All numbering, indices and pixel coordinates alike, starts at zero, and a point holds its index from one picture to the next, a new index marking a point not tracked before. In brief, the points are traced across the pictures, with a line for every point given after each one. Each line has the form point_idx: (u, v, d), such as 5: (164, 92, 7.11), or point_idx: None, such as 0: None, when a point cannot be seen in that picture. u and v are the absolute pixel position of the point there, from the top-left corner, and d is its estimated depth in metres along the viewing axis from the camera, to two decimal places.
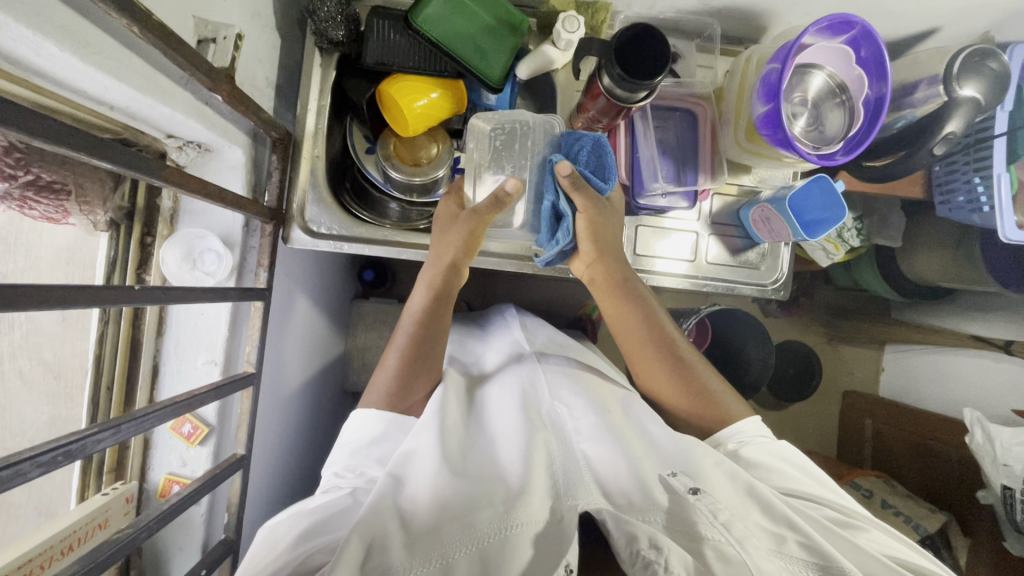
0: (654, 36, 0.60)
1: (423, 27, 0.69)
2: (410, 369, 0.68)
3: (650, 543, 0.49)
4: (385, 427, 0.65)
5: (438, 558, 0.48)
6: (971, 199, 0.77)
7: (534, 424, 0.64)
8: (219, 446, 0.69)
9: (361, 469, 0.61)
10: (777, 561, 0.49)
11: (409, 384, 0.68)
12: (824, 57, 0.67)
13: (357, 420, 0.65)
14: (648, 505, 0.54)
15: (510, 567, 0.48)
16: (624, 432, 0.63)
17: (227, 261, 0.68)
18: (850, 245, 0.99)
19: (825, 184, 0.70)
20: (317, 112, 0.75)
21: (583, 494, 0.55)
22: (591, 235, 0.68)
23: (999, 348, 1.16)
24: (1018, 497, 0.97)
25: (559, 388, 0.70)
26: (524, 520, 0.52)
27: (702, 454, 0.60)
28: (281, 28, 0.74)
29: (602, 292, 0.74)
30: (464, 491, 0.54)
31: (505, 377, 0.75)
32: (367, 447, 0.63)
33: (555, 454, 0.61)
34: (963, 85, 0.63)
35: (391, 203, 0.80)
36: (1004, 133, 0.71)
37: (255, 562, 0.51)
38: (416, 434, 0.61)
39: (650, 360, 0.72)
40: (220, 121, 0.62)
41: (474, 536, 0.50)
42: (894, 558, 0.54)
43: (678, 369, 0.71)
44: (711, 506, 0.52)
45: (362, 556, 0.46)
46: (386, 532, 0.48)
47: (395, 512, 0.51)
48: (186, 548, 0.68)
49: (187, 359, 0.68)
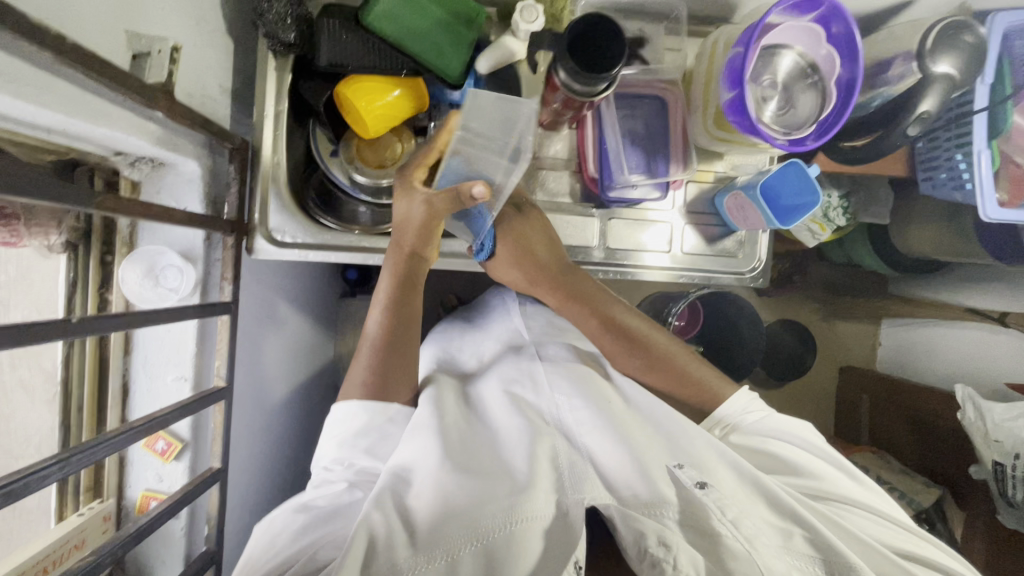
0: (607, 24, 0.57)
1: (377, 27, 0.67)
2: (385, 358, 0.66)
3: (658, 540, 0.50)
4: (370, 416, 0.62)
5: (444, 555, 0.48)
6: (953, 175, 0.75)
7: (539, 425, 0.62)
8: (195, 460, 0.69)
9: (351, 460, 0.61)
10: (786, 557, 0.52)
11: (388, 371, 0.66)
12: (791, 36, 0.64)
13: (342, 412, 0.63)
14: (655, 500, 0.55)
15: (518, 562, 0.49)
16: (626, 424, 0.63)
17: (191, 276, 0.67)
18: (835, 224, 1.04)
19: (800, 169, 0.69)
20: (275, 118, 0.73)
21: (589, 489, 0.55)
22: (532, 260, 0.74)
23: (994, 319, 1.25)
24: (1009, 472, 0.99)
25: (560, 379, 0.70)
26: (529, 516, 0.52)
27: (703, 446, 0.61)
28: (229, 31, 0.71)
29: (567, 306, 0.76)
30: (469, 488, 0.54)
31: (500, 368, 0.74)
32: (353, 438, 0.62)
33: (559, 449, 0.61)
34: (937, 61, 0.60)
35: (360, 207, 0.78)
36: (983, 109, 0.67)
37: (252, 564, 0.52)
38: (408, 442, 0.59)
39: (616, 351, 0.74)
40: (167, 136, 0.60)
41: (479, 531, 0.50)
42: (898, 551, 0.58)
43: (655, 363, 0.72)
44: (719, 502, 0.54)
45: (365, 555, 0.47)
46: (391, 531, 0.49)
47: (398, 511, 0.52)
48: (168, 561, 0.69)
49: (157, 377, 0.67)
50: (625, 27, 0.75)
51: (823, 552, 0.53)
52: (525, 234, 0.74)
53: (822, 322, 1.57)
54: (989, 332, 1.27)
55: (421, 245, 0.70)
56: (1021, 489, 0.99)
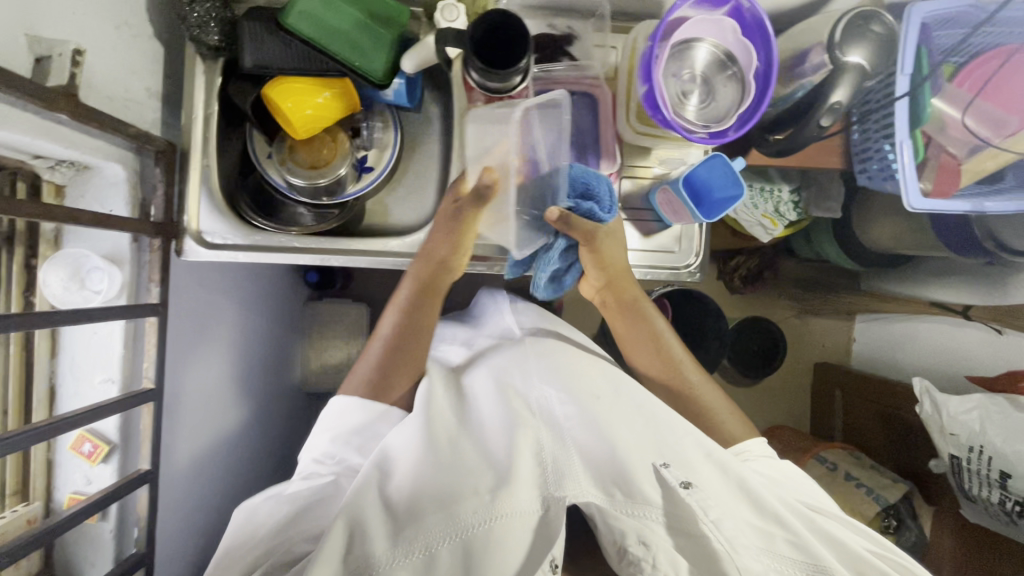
0: (509, 20, 0.57)
1: (296, 28, 0.67)
2: (389, 360, 0.75)
3: (637, 540, 0.58)
4: (367, 415, 0.72)
5: (425, 548, 0.56)
6: (882, 167, 0.75)
7: (521, 416, 0.69)
8: (124, 461, 0.69)
9: (340, 455, 0.70)
10: (766, 558, 0.58)
11: (390, 372, 0.74)
12: (705, 29, 0.64)
13: (341, 405, 0.71)
14: (638, 501, 0.60)
15: (495, 553, 0.55)
16: (609, 420, 0.67)
17: (116, 278, 0.67)
18: (787, 219, 1.04)
19: (719, 163, 0.69)
20: (205, 120, 0.73)
21: (572, 487, 0.60)
22: (597, 263, 0.75)
23: (959, 313, 1.22)
24: (964, 464, 0.99)
25: (545, 373, 0.75)
26: (513, 510, 0.58)
27: (686, 443, 0.65)
28: (158, 36, 0.71)
29: (611, 311, 0.82)
30: (454, 484, 0.61)
31: (492, 361, 0.80)
32: (348, 435, 0.70)
33: (543, 442, 0.66)
34: (847, 53, 0.60)
35: (300, 208, 0.79)
36: (905, 95, 0.66)
37: (245, 543, 0.63)
38: (393, 442, 0.66)
39: (647, 364, 0.81)
40: (86, 140, 0.61)
41: (459, 526, 0.57)
42: (874, 549, 0.62)
43: (679, 389, 0.78)
44: (701, 502, 0.59)
45: (346, 541, 0.56)
46: (373, 525, 0.57)
47: (380, 505, 0.60)
48: (98, 563, 0.69)
49: (84, 379, 0.68)
50: (553, 25, 0.75)
51: (802, 554, 0.58)
52: (604, 254, 0.74)
53: (796, 318, 1.60)
54: (955, 325, 1.25)
55: (451, 258, 0.75)
56: (977, 481, 0.98)
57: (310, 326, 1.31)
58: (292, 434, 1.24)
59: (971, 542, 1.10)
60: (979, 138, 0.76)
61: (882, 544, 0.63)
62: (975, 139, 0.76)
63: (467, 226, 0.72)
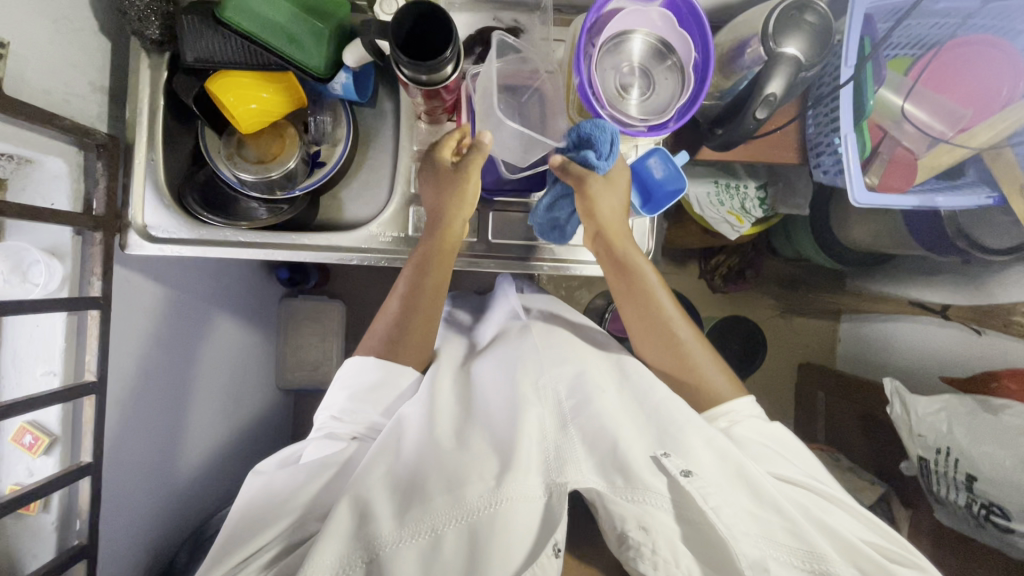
0: (432, 11, 0.56)
1: (233, 21, 0.66)
2: (403, 319, 0.74)
3: (637, 526, 0.59)
4: (383, 374, 0.72)
5: (429, 532, 0.57)
6: (834, 162, 0.74)
7: (526, 398, 0.68)
8: (67, 453, 0.69)
9: (360, 415, 0.71)
10: (765, 545, 0.58)
11: (402, 332, 0.74)
12: (638, 20, 0.63)
13: (356, 364, 0.72)
14: (642, 487, 0.60)
15: (495, 539, 0.56)
16: (612, 410, 0.67)
17: (57, 272, 0.67)
18: (754, 216, 1.02)
19: (661, 157, 0.70)
20: (151, 115, 0.74)
21: (573, 474, 0.60)
22: (587, 212, 0.69)
23: (938, 314, 1.17)
24: (932, 467, 0.97)
25: (553, 362, 0.74)
26: (514, 496, 0.58)
27: (691, 433, 0.63)
28: (104, 31, 0.72)
29: (606, 263, 0.74)
30: (456, 466, 0.61)
31: (499, 351, 0.78)
32: (365, 393, 0.71)
33: (548, 427, 0.66)
34: (782, 43, 0.58)
35: (253, 203, 0.79)
36: (849, 83, 0.65)
37: (268, 505, 0.62)
38: (397, 430, 0.66)
39: (639, 326, 0.76)
40: (27, 134, 0.62)
41: (464, 512, 0.58)
42: (876, 544, 0.62)
43: (671, 348, 0.74)
44: (701, 490, 0.58)
45: (355, 522, 0.58)
46: (374, 510, 0.58)
47: (387, 483, 0.61)
48: (39, 553, 0.69)
49: (25, 371, 0.68)
50: (498, 18, 0.75)
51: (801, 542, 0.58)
52: (595, 204, 0.67)
53: (779, 317, 1.58)
54: (937, 325, 1.19)
55: (452, 223, 0.72)
56: (945, 484, 0.96)
57: (284, 322, 1.31)
58: (263, 429, 1.24)
59: (943, 547, 1.07)
60: (934, 135, 0.75)
61: (885, 538, 0.62)
62: (930, 135, 0.75)
63: (464, 186, 0.70)
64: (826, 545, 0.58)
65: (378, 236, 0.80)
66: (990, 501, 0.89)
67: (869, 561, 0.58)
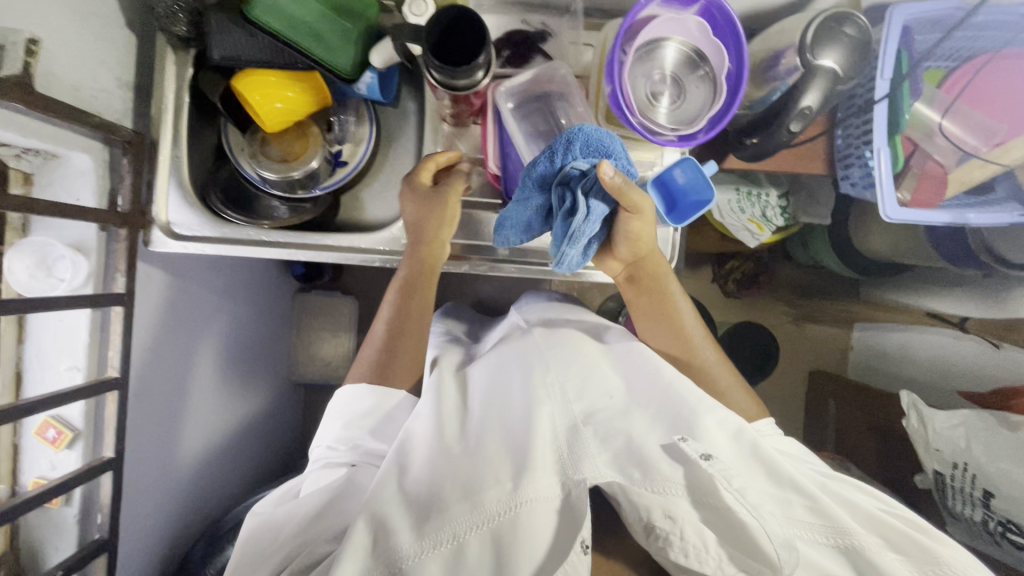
0: (466, 15, 0.56)
1: (262, 20, 0.66)
2: (395, 344, 0.76)
3: (664, 515, 0.58)
4: (374, 397, 0.72)
5: (451, 534, 0.56)
6: (864, 175, 0.73)
7: (539, 392, 0.67)
8: (90, 449, 0.70)
9: (355, 440, 0.70)
10: (787, 524, 0.58)
11: (394, 355, 0.76)
12: (673, 28, 0.62)
13: (350, 391, 0.73)
14: (661, 478, 0.59)
15: (519, 540, 0.56)
16: (622, 408, 0.66)
17: (82, 267, 0.68)
18: (775, 224, 1.01)
19: (691, 167, 0.66)
20: (176, 110, 0.74)
21: (589, 468, 0.59)
22: (631, 242, 0.68)
23: (956, 325, 1.17)
24: (949, 481, 0.97)
25: (553, 361, 0.72)
26: (532, 498, 0.58)
27: (706, 416, 0.63)
28: (131, 24, 0.72)
29: (636, 289, 0.78)
30: (470, 467, 0.60)
31: (501, 351, 0.77)
32: (358, 419, 0.71)
33: (559, 427, 0.64)
34: (820, 56, 0.57)
35: (275, 202, 0.80)
36: (885, 98, 0.65)
37: (276, 544, 0.62)
38: (404, 449, 0.64)
39: (666, 348, 0.79)
40: (52, 129, 0.61)
41: (485, 516, 0.57)
42: (881, 506, 0.64)
43: (697, 372, 0.78)
44: (724, 472, 0.58)
45: (371, 539, 0.56)
46: (393, 520, 0.57)
47: (404, 490, 0.60)
48: (61, 547, 0.70)
49: (49, 366, 0.68)
50: (526, 21, 0.74)
51: (818, 515, 0.59)
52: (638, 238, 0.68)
53: (791, 324, 1.56)
54: (953, 337, 1.19)
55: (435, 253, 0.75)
56: (960, 499, 0.96)
57: (298, 318, 1.31)
58: (274, 424, 1.24)
59: None
60: (966, 149, 0.74)
61: (887, 502, 0.65)
62: (961, 150, 0.74)
63: (446, 222, 0.73)
64: (844, 515, 0.59)
65: (401, 239, 0.80)
66: (1005, 518, 0.88)
67: (887, 527, 0.59)
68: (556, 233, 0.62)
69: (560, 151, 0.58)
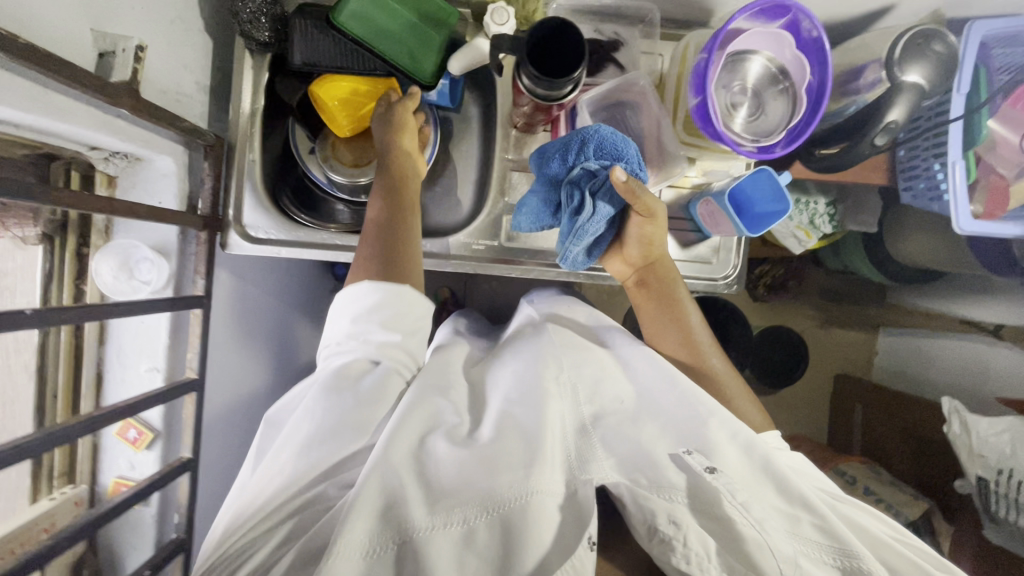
0: (568, 32, 0.58)
1: (348, 27, 0.67)
2: (392, 242, 0.64)
3: (669, 520, 0.53)
4: (382, 292, 0.61)
5: (458, 522, 0.51)
6: (931, 186, 0.75)
7: (552, 385, 0.62)
8: (167, 449, 0.71)
9: (365, 334, 0.61)
10: (794, 543, 0.54)
11: (395, 249, 0.64)
12: (759, 41, 0.64)
13: (354, 289, 0.62)
14: (667, 485, 0.55)
15: (530, 531, 0.51)
16: (638, 404, 0.62)
17: (164, 270, 0.68)
18: (821, 232, 1.02)
19: (767, 178, 0.67)
20: (251, 114, 0.75)
21: (596, 469, 0.56)
22: (642, 241, 0.70)
23: (988, 332, 1.20)
24: (992, 487, 0.98)
25: (560, 352, 0.68)
26: (543, 490, 0.53)
27: (716, 428, 0.58)
28: (210, 29, 0.72)
29: (643, 295, 0.75)
30: (474, 457, 0.55)
31: (519, 348, 0.70)
32: (367, 313, 0.60)
33: (568, 430, 0.60)
34: (905, 71, 0.60)
35: (338, 205, 0.80)
36: (960, 117, 0.68)
37: (261, 501, 0.53)
38: (410, 408, 0.57)
39: (667, 350, 0.73)
40: (143, 133, 0.62)
41: (495, 501, 0.52)
42: (889, 534, 0.62)
43: (699, 376, 0.71)
44: (729, 485, 0.54)
45: (382, 505, 0.51)
46: (406, 490, 0.52)
47: (416, 468, 0.54)
48: (139, 545, 0.71)
49: (130, 367, 0.69)
50: (598, 30, 0.75)
51: (828, 538, 0.55)
52: (652, 235, 0.69)
53: (817, 329, 1.57)
54: (987, 344, 1.21)
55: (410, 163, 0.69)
56: (1004, 504, 0.97)
57: None
58: None
59: None
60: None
61: (898, 531, 0.63)
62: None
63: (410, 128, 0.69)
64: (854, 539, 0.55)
65: (469, 244, 0.81)
66: None
67: (896, 556, 0.58)
68: (563, 228, 0.66)
69: (573, 152, 0.62)
